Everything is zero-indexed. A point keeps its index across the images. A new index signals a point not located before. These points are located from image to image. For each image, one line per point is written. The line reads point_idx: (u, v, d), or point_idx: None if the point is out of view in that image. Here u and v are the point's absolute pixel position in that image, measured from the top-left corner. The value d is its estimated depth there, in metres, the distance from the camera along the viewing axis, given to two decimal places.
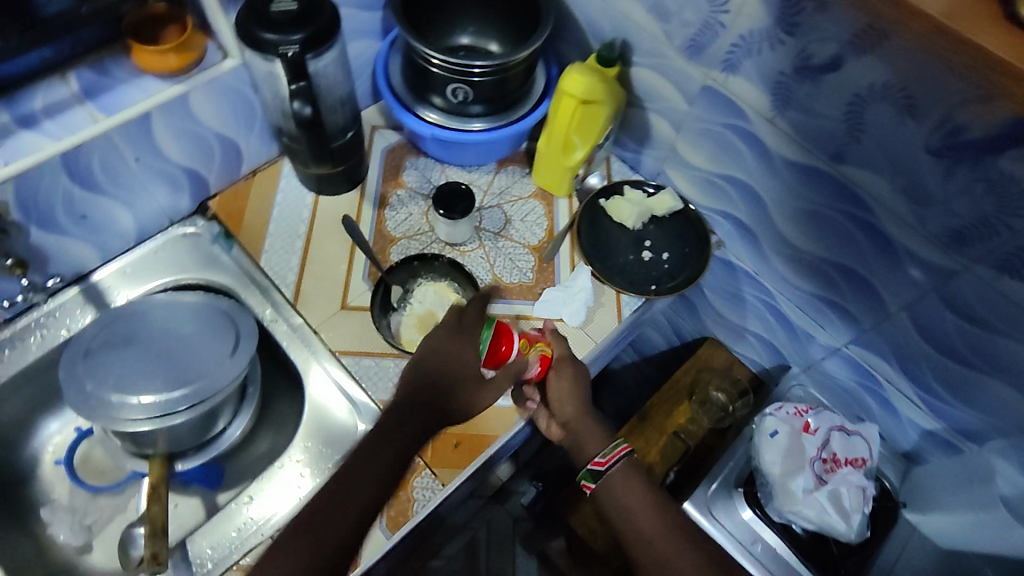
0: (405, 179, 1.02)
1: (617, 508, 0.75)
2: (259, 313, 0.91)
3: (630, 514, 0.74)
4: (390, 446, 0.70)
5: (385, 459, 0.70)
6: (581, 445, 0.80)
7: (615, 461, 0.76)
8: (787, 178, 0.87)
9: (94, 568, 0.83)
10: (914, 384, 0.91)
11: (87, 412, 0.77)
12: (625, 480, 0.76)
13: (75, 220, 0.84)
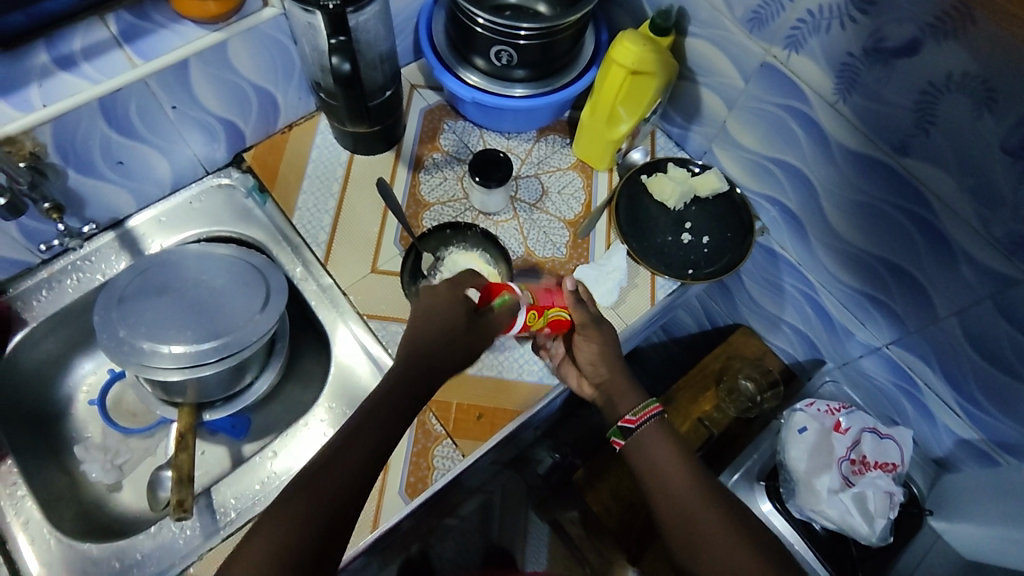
0: (441, 142, 1.00)
1: (650, 470, 0.71)
2: (290, 271, 0.92)
3: (663, 472, 0.71)
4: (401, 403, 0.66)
5: (384, 419, 0.65)
6: (613, 403, 0.78)
7: (647, 419, 0.74)
8: (843, 167, 0.83)
9: (124, 505, 0.86)
10: (955, 391, 0.87)
11: (119, 357, 0.78)
12: (659, 437, 0.73)
13: (112, 166, 0.84)
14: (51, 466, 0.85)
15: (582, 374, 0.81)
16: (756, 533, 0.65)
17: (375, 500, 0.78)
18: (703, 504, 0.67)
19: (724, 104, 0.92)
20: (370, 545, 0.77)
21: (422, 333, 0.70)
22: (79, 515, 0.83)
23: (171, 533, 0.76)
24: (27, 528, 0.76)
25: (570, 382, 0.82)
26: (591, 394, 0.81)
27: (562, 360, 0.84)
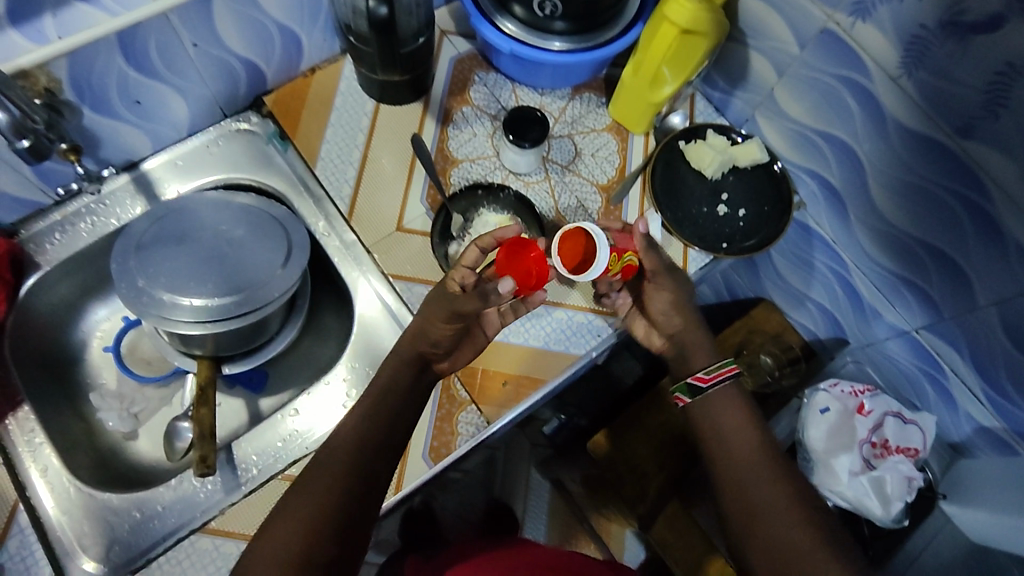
0: (471, 95, 0.95)
1: (715, 435, 0.72)
2: (312, 224, 0.88)
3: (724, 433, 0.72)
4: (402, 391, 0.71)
5: (391, 409, 0.69)
6: (685, 356, 0.79)
7: (718, 380, 0.74)
8: (896, 146, 0.79)
9: (141, 454, 0.86)
10: (982, 380, 0.85)
11: (138, 308, 0.75)
12: (726, 406, 0.73)
13: (129, 105, 0.79)
14: (68, 412, 0.84)
15: (653, 325, 0.81)
16: (818, 510, 0.64)
17: (398, 465, 0.77)
18: (768, 476, 0.67)
19: (775, 70, 0.89)
20: (393, 506, 0.78)
21: (417, 335, 0.72)
22: (96, 463, 0.82)
23: (192, 487, 0.76)
24: (46, 475, 0.75)
25: (638, 333, 0.82)
26: (661, 344, 0.81)
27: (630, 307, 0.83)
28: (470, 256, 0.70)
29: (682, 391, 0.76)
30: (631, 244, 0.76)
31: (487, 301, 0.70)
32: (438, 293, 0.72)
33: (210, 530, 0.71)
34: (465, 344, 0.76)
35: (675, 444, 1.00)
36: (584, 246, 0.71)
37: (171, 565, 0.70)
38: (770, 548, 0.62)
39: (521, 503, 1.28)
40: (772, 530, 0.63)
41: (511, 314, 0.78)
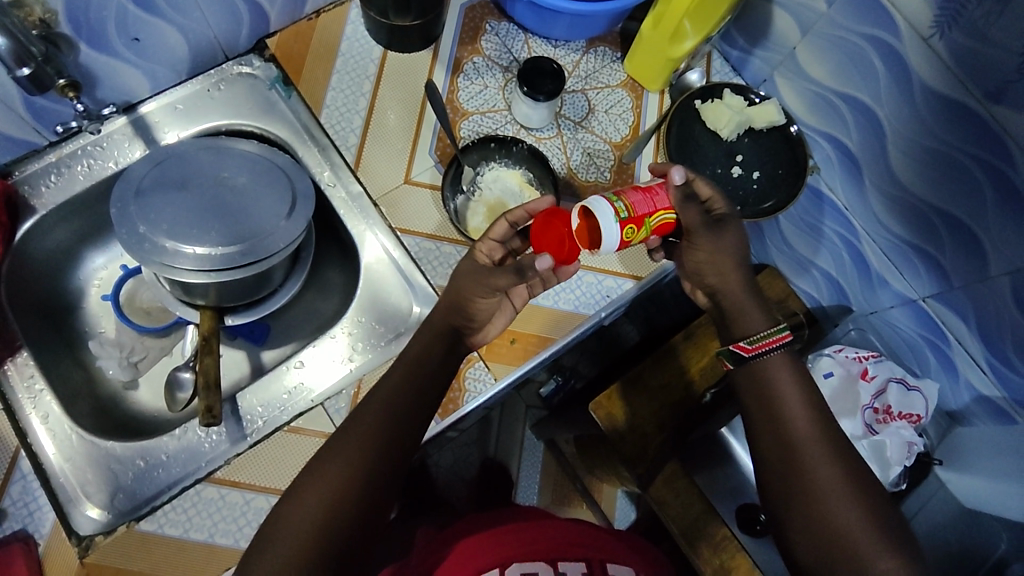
0: (483, 45, 0.91)
1: (762, 402, 0.74)
2: (316, 174, 0.85)
3: (775, 402, 0.73)
4: (429, 371, 0.70)
5: (413, 390, 0.69)
6: (729, 320, 0.77)
7: (763, 351, 0.74)
8: (922, 109, 0.78)
9: (141, 404, 0.85)
10: (987, 348, 0.85)
11: (138, 255, 0.73)
12: (766, 377, 0.74)
13: (127, 43, 0.76)
14: (66, 360, 0.83)
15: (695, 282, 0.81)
16: (854, 486, 0.69)
17: None
18: (822, 461, 0.69)
19: (800, 28, 0.88)
20: None
21: (450, 308, 0.73)
22: (96, 412, 0.81)
23: (197, 437, 0.75)
24: (47, 422, 0.74)
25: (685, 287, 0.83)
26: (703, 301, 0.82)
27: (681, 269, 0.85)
28: (499, 229, 0.75)
29: (726, 356, 0.77)
30: (662, 203, 0.71)
31: (523, 277, 0.68)
32: (468, 266, 0.74)
33: (216, 479, 0.71)
34: (497, 315, 0.77)
35: (672, 408, 1.00)
36: (587, 219, 0.68)
37: (176, 513, 0.70)
38: (807, 521, 0.68)
39: (515, 463, 1.30)
40: (817, 509, 0.68)
41: (540, 286, 0.77)
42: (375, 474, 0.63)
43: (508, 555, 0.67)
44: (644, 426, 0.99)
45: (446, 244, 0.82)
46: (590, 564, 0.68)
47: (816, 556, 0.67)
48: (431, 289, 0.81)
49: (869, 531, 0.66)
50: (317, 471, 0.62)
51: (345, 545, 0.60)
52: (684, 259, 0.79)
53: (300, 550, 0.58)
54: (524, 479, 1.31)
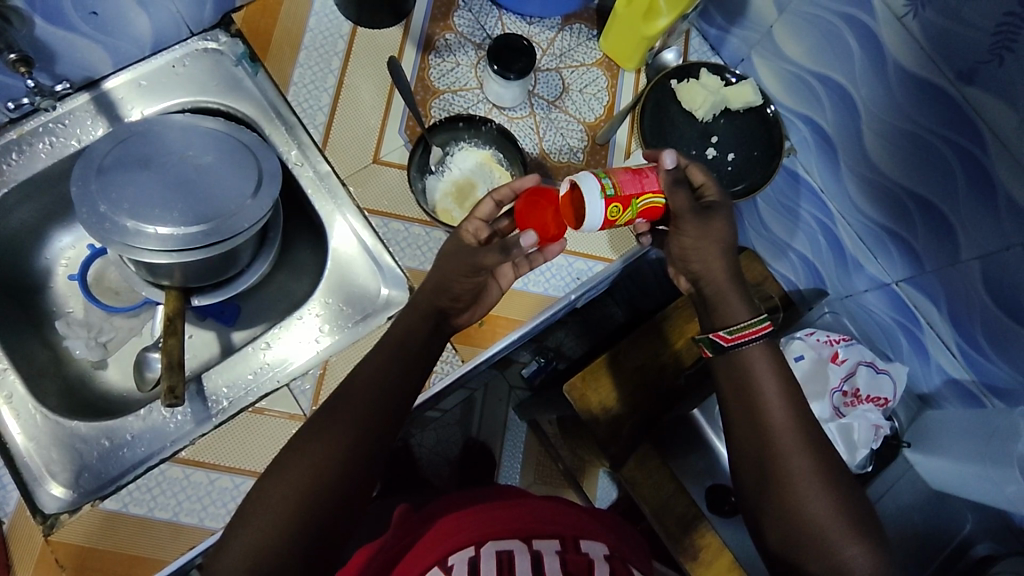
0: (455, 21, 0.89)
1: (740, 387, 0.73)
2: (284, 153, 0.84)
3: (753, 383, 0.72)
4: (406, 352, 0.70)
5: (395, 368, 0.68)
6: (710, 307, 0.77)
7: (741, 342, 0.73)
8: (897, 91, 0.77)
9: (110, 383, 0.84)
10: (957, 333, 0.86)
11: (99, 234, 0.72)
12: (739, 364, 0.73)
13: (84, 16, 0.75)
14: (33, 340, 0.82)
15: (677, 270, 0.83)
16: (822, 471, 0.69)
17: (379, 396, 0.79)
18: (790, 449, 0.69)
19: (776, 6, 0.87)
20: None
21: (436, 289, 0.72)
22: (64, 392, 0.80)
23: (162, 417, 0.75)
24: (11, 402, 0.74)
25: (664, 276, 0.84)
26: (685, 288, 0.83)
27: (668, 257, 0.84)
28: (485, 208, 0.74)
29: (706, 345, 0.76)
30: (651, 186, 0.71)
31: (508, 255, 0.69)
32: (454, 248, 0.72)
33: (180, 459, 0.71)
34: (483, 298, 0.76)
35: (647, 389, 1.00)
36: (575, 199, 0.69)
37: (141, 492, 0.70)
38: (772, 504, 0.69)
39: (498, 443, 1.31)
40: (788, 493, 0.68)
41: (525, 267, 0.76)
42: (350, 463, 0.62)
43: (484, 534, 0.66)
44: (617, 408, 0.99)
45: (414, 226, 0.81)
46: (564, 542, 0.66)
47: (787, 542, 0.68)
48: (400, 270, 0.80)
49: (840, 522, 0.67)
50: (291, 458, 0.62)
51: (328, 525, 0.60)
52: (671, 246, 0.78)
53: (269, 538, 0.58)
54: (507, 455, 1.31)
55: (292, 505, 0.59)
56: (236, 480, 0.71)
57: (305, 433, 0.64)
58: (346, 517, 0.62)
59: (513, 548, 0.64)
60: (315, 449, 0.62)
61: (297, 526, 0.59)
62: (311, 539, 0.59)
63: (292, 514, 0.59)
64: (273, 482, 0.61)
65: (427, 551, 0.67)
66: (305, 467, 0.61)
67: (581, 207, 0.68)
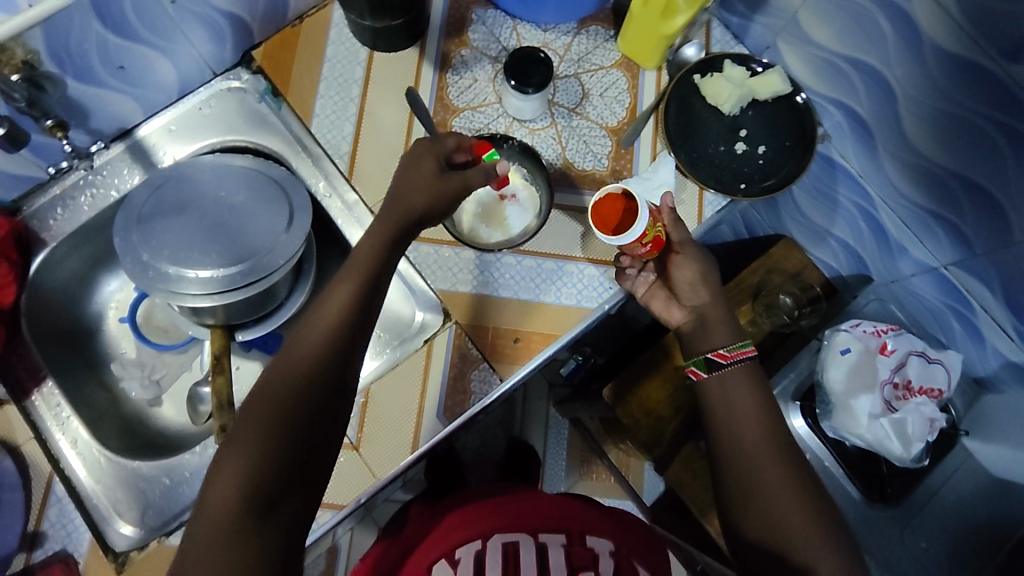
0: (470, 37, 0.89)
1: (725, 405, 0.70)
2: (312, 185, 0.85)
3: (736, 407, 0.69)
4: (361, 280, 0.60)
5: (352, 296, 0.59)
6: None
7: (738, 359, 0.72)
8: (935, 71, 0.73)
9: (165, 420, 0.88)
10: (1013, 316, 0.82)
11: (144, 282, 0.75)
12: (752, 381, 0.71)
13: (113, 71, 0.78)
14: (91, 383, 0.86)
15: (674, 297, 0.79)
16: (810, 489, 0.64)
17: (414, 424, 0.76)
18: (772, 465, 0.65)
19: None
20: (410, 464, 0.76)
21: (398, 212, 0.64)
22: (124, 431, 0.84)
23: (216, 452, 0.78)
24: (76, 446, 0.78)
25: (659, 304, 0.79)
26: (681, 318, 0.79)
27: (650, 285, 0.79)
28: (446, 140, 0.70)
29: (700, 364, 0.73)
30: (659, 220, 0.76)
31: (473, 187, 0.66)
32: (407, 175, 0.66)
33: None
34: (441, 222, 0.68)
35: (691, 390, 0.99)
36: (624, 206, 0.74)
37: None
38: (761, 528, 0.63)
39: (541, 442, 1.32)
40: (766, 507, 0.63)
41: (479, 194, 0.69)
42: (304, 430, 0.55)
43: (490, 527, 0.68)
44: (660, 410, 0.99)
45: (442, 248, 0.81)
46: (570, 535, 0.67)
47: (767, 551, 0.62)
48: (432, 293, 0.81)
49: (819, 529, 0.62)
50: (232, 441, 0.54)
51: (295, 474, 0.54)
52: (672, 275, 0.78)
53: (222, 538, 0.50)
54: (551, 454, 1.32)
55: (244, 493, 0.51)
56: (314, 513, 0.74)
57: (242, 416, 0.55)
58: (311, 492, 0.55)
59: (518, 539, 0.66)
60: (261, 432, 0.53)
61: (253, 516, 0.51)
62: (277, 527, 0.52)
63: (240, 505, 0.51)
64: (216, 474, 0.53)
65: (437, 541, 0.69)
66: (252, 448, 0.53)
67: (631, 217, 0.72)
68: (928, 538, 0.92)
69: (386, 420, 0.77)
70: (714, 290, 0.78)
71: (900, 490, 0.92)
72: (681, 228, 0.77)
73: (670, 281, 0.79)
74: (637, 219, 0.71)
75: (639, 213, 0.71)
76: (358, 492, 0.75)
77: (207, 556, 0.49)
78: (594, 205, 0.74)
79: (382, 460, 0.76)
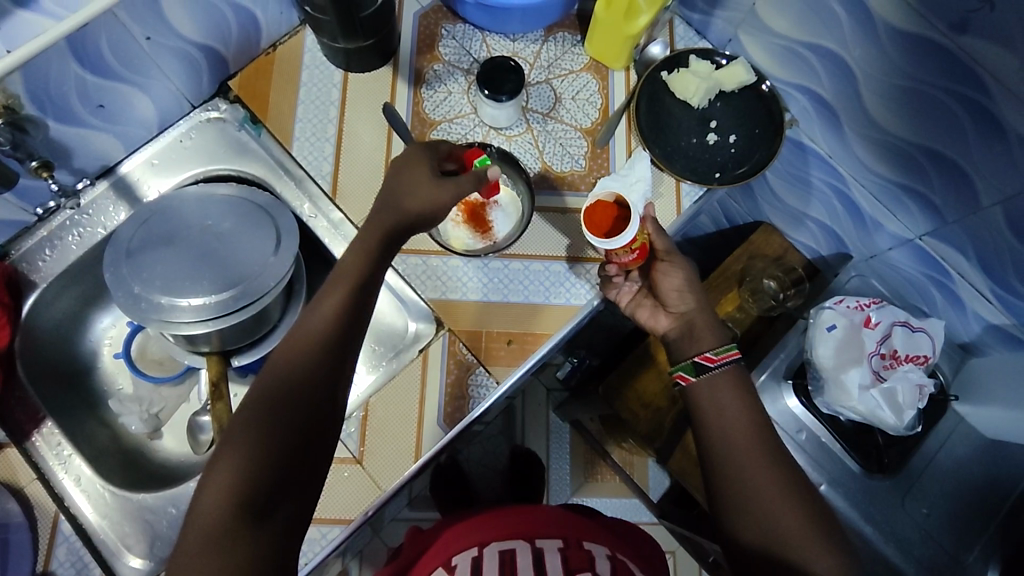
0: (441, 51, 0.91)
1: (712, 413, 0.71)
2: (296, 207, 0.87)
3: (722, 414, 0.70)
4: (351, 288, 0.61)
5: (340, 302, 0.60)
6: None
7: (725, 362, 0.73)
8: (889, 49, 0.76)
9: (167, 451, 0.88)
10: (989, 279, 0.85)
11: (137, 314, 0.76)
12: (737, 382, 0.72)
13: (93, 110, 0.79)
14: (90, 421, 0.86)
15: (658, 305, 0.80)
16: (797, 489, 0.66)
17: (414, 433, 0.77)
18: (758, 469, 0.66)
19: None
20: (415, 473, 0.77)
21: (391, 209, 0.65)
22: (126, 467, 0.84)
23: None
24: (80, 484, 0.78)
25: (644, 314, 0.80)
26: (665, 326, 0.79)
27: (635, 295, 0.81)
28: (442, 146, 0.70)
29: (688, 369, 0.73)
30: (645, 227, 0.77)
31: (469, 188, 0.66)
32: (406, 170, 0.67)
33: None
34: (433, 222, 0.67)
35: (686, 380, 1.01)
36: (617, 213, 0.76)
37: None
38: (758, 535, 0.64)
39: (543, 448, 1.31)
40: (758, 513, 0.64)
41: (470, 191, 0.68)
42: (298, 434, 0.55)
43: (488, 537, 0.69)
44: (658, 401, 1.01)
45: (430, 258, 0.83)
46: (567, 539, 0.67)
47: (767, 561, 0.63)
48: (423, 303, 0.82)
49: (807, 525, 0.63)
50: (226, 445, 0.54)
51: (285, 482, 0.54)
52: (658, 285, 0.80)
53: (217, 541, 0.50)
54: (555, 461, 1.32)
55: (240, 496, 0.52)
56: (322, 530, 0.74)
57: (234, 420, 0.56)
58: (307, 495, 0.55)
59: (515, 547, 0.66)
60: (256, 436, 0.54)
61: (249, 518, 0.51)
62: (273, 530, 0.52)
63: (236, 508, 0.51)
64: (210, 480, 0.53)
65: (438, 551, 0.70)
66: (247, 452, 0.53)
67: (623, 224, 0.74)
68: (930, 504, 0.93)
69: (387, 434, 0.77)
70: (699, 296, 0.79)
71: (897, 460, 0.93)
72: (666, 238, 0.79)
73: (655, 289, 0.80)
74: (629, 225, 0.73)
75: (631, 220, 0.73)
76: (365, 505, 0.75)
77: (202, 558, 0.49)
78: (588, 208, 0.76)
79: (387, 472, 0.76)
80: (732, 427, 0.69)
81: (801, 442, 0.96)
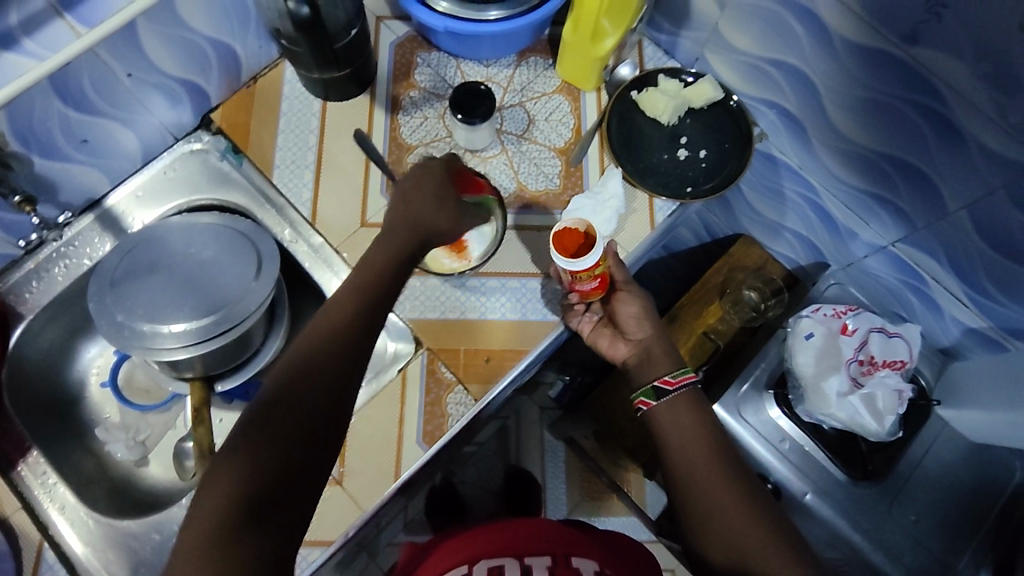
0: (417, 79, 0.94)
1: (673, 432, 0.72)
2: (277, 233, 0.89)
3: (681, 434, 0.71)
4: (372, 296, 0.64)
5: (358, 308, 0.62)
6: None
7: (683, 384, 0.75)
8: (845, 61, 0.78)
9: (153, 478, 0.88)
10: (962, 282, 0.86)
11: (121, 342, 0.77)
12: (694, 405, 0.74)
13: (77, 145, 0.82)
14: (77, 450, 0.87)
15: (617, 334, 0.81)
16: (756, 502, 0.66)
17: (394, 453, 0.77)
18: (716, 486, 0.67)
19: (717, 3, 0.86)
20: (395, 492, 0.77)
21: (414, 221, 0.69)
22: (110, 494, 0.85)
23: None
24: (65, 512, 0.79)
25: (603, 344, 0.82)
26: (625, 355, 0.81)
27: (595, 325, 0.82)
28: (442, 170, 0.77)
29: (648, 394, 0.75)
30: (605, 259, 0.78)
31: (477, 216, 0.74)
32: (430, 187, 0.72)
33: None
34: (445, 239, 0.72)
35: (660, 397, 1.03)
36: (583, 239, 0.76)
37: None
38: (724, 551, 0.64)
39: (539, 465, 1.25)
40: (720, 529, 0.65)
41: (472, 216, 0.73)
42: (304, 440, 0.55)
43: (478, 553, 0.69)
44: None
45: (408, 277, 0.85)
46: (556, 557, 0.67)
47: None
48: (402, 323, 0.83)
49: (769, 538, 0.63)
50: (239, 438, 0.54)
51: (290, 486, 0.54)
52: (615, 313, 0.81)
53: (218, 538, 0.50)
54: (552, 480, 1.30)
55: (242, 494, 0.51)
56: (304, 551, 0.75)
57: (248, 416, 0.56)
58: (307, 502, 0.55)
59: (504, 563, 0.66)
60: (250, 447, 0.54)
61: (247, 520, 0.51)
62: (269, 534, 0.51)
63: (241, 502, 0.51)
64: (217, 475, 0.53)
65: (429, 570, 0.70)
66: (259, 448, 0.54)
67: (587, 250, 0.75)
68: (917, 510, 0.92)
69: (367, 454, 0.78)
70: (655, 323, 0.81)
71: (882, 466, 0.93)
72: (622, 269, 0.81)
73: (614, 318, 0.82)
74: (591, 251, 0.73)
75: (595, 245, 0.74)
76: (346, 526, 0.76)
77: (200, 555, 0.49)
78: (555, 234, 0.77)
79: (367, 492, 0.77)
80: (691, 445, 0.71)
81: (785, 451, 0.96)
